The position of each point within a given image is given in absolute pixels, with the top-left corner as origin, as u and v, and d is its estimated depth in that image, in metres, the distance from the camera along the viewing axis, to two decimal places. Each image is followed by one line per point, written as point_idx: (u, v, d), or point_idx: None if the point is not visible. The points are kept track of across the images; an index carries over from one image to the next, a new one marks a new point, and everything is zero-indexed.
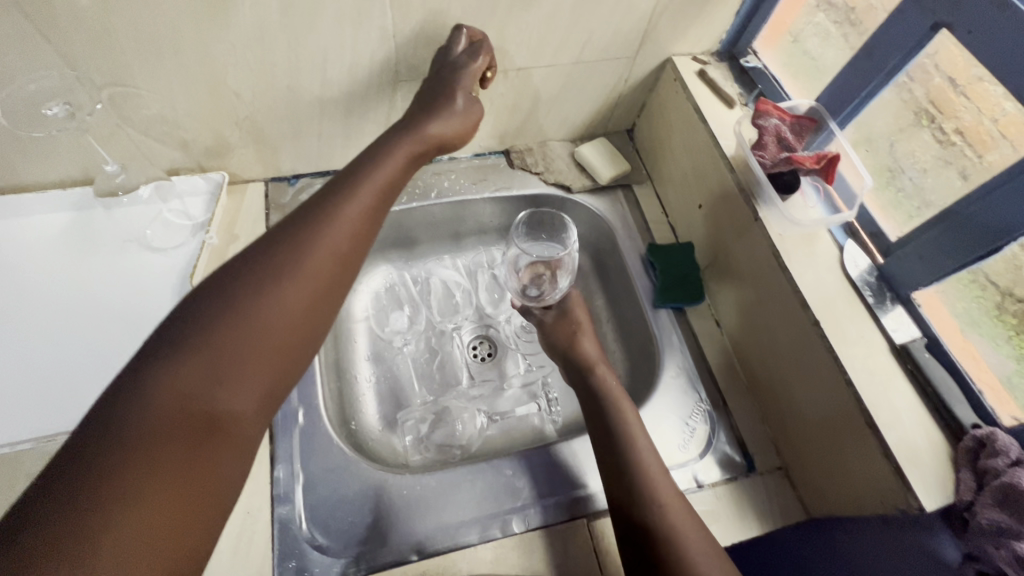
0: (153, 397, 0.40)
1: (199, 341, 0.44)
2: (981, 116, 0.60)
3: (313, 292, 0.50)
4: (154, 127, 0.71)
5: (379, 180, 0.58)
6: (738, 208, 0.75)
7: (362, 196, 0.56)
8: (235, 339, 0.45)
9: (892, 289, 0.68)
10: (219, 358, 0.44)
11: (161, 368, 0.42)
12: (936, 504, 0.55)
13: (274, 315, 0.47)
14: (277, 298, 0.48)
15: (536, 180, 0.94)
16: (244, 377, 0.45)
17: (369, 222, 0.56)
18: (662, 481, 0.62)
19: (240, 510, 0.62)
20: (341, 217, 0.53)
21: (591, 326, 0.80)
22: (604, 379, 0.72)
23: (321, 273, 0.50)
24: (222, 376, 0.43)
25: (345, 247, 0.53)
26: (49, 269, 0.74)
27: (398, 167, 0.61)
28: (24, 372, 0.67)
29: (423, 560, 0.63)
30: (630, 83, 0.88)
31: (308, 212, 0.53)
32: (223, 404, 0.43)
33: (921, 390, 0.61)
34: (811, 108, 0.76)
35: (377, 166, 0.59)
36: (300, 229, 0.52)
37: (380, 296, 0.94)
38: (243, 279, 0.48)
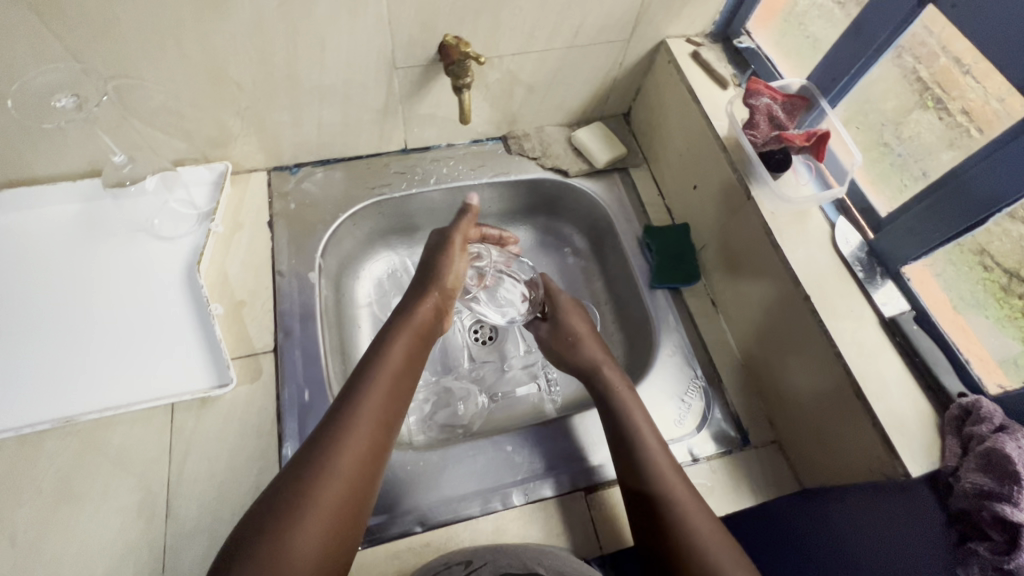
0: (294, 537, 0.51)
1: (313, 493, 0.54)
2: (986, 95, 0.58)
3: (388, 422, 0.62)
4: (158, 118, 0.73)
5: (410, 330, 0.70)
6: (731, 188, 0.76)
7: (398, 347, 0.67)
8: (342, 483, 0.56)
9: (882, 265, 0.69)
10: (338, 498, 0.55)
11: (291, 505, 0.53)
12: (920, 470, 0.57)
13: (363, 457, 0.58)
14: (362, 436, 0.59)
15: (533, 164, 0.95)
16: (359, 493, 0.57)
17: (412, 364, 0.68)
18: (677, 481, 0.63)
19: (252, 486, 0.65)
20: (388, 364, 0.65)
21: (592, 339, 0.80)
22: (610, 377, 0.74)
23: (390, 414, 0.63)
24: (345, 502, 0.56)
25: (400, 383, 0.65)
26: (60, 258, 0.76)
27: (427, 317, 0.73)
28: (41, 357, 0.70)
29: (427, 531, 0.66)
30: (624, 66, 0.89)
31: (357, 376, 0.64)
32: (353, 503, 0.56)
33: (910, 361, 0.63)
34: (803, 87, 0.77)
35: (410, 319, 0.71)
36: (353, 389, 0.62)
37: (382, 281, 0.96)
38: (320, 441, 0.58)
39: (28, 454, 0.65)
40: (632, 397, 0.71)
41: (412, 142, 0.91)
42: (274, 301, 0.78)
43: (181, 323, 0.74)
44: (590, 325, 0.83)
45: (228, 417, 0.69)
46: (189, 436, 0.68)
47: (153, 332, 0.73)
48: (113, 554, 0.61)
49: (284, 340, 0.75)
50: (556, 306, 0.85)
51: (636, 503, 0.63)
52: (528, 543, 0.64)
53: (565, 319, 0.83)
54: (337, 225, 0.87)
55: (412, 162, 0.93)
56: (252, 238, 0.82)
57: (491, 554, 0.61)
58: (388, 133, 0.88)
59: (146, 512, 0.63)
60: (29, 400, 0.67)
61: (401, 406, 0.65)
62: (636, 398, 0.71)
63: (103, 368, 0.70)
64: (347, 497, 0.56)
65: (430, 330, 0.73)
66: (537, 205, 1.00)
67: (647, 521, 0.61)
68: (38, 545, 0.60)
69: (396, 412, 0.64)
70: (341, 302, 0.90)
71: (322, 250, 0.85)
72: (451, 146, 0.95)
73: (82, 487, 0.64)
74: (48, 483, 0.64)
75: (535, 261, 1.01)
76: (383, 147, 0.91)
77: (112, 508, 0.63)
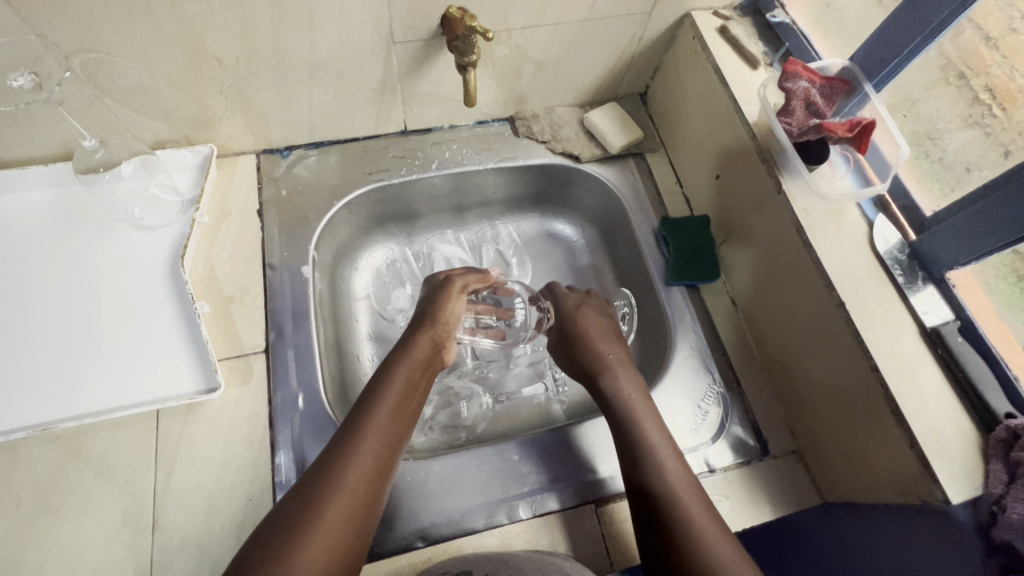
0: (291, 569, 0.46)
1: (309, 529, 0.49)
2: (1013, 72, 0.59)
3: (390, 453, 0.57)
4: (133, 97, 0.67)
5: (413, 362, 0.65)
6: (759, 180, 0.70)
7: (398, 378, 0.62)
8: (338, 515, 0.51)
9: (924, 267, 0.63)
10: (337, 530, 0.50)
11: (286, 538, 0.48)
12: (961, 497, 0.52)
13: (363, 488, 0.53)
14: (362, 466, 0.54)
15: (542, 149, 0.88)
16: (357, 527, 0.52)
17: (414, 395, 0.63)
18: (693, 501, 0.58)
19: (242, 497, 0.62)
20: (390, 392, 0.61)
21: (600, 335, 0.75)
22: (618, 383, 0.69)
23: (391, 444, 0.58)
24: (343, 536, 0.50)
25: (403, 413, 0.60)
26: (35, 249, 0.71)
27: (428, 347, 0.68)
28: (16, 358, 0.65)
29: (429, 546, 0.62)
30: (644, 42, 0.82)
31: (360, 404, 0.59)
32: (351, 537, 0.51)
33: (951, 375, 0.58)
34: (844, 69, 0.70)
35: (410, 351, 0.66)
36: (357, 415, 0.58)
37: (381, 273, 0.90)
38: (319, 472, 0.53)
39: (4, 463, 0.61)
40: (644, 409, 0.66)
41: (412, 122, 0.85)
42: (265, 298, 0.73)
43: (165, 322, 0.69)
44: (603, 318, 0.77)
45: (217, 423, 0.65)
46: (176, 444, 0.64)
47: (136, 332, 0.68)
48: (96, 571, 0.57)
49: (276, 339, 0.71)
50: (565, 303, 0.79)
51: (647, 525, 0.58)
52: (534, 552, 0.60)
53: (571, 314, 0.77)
54: (332, 214, 0.81)
55: (412, 145, 0.86)
56: (240, 228, 0.77)
57: (493, 564, 0.57)
58: (387, 113, 0.81)
59: (130, 525, 0.59)
60: (5, 404, 0.63)
61: (405, 435, 0.60)
62: (647, 408, 0.67)
63: (82, 370, 0.66)
64: (345, 527, 0.51)
65: (433, 362, 0.68)
66: (546, 192, 0.94)
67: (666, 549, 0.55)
68: (15, 560, 0.57)
69: (399, 442, 0.59)
70: (337, 295, 0.84)
71: (315, 241, 0.79)
72: (454, 128, 0.88)
73: (62, 498, 0.60)
74: (26, 494, 0.60)
75: (543, 252, 0.95)
76: (381, 128, 0.84)
77: (94, 521, 0.59)
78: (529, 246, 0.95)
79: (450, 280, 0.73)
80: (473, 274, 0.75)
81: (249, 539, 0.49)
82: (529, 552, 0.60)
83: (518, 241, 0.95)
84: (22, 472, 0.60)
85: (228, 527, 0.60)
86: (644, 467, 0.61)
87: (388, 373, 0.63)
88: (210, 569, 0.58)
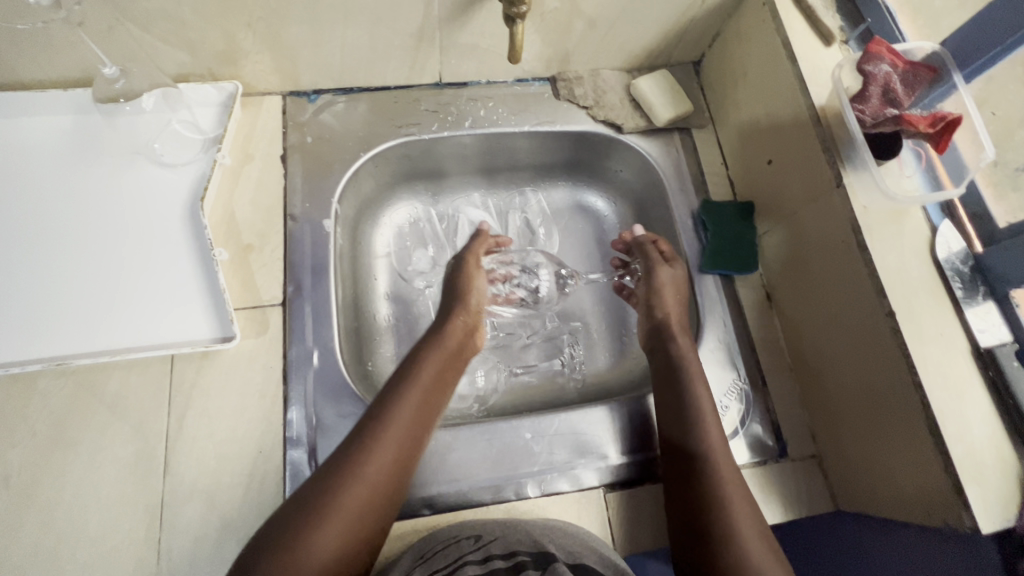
0: (317, 540, 0.50)
1: (333, 505, 0.52)
2: None
3: (418, 438, 0.59)
4: (155, 24, 0.62)
5: (445, 350, 0.67)
6: (815, 170, 0.65)
7: (430, 363, 0.64)
8: (363, 496, 0.53)
9: (987, 282, 0.59)
10: (367, 498, 0.54)
11: (316, 513, 0.51)
12: (992, 526, 0.51)
13: (390, 472, 0.56)
14: (388, 452, 0.56)
15: (583, 114, 0.83)
16: (386, 496, 0.55)
17: (444, 382, 0.64)
18: (745, 514, 0.55)
19: (254, 448, 0.62)
20: (426, 376, 0.63)
21: (675, 299, 0.72)
22: (685, 353, 0.68)
23: (422, 425, 0.60)
24: (364, 514, 0.53)
25: (436, 396, 0.63)
26: (50, 176, 0.68)
27: (458, 335, 0.69)
28: (31, 289, 0.64)
29: (435, 515, 0.62)
30: (708, 5, 0.74)
31: (389, 389, 0.61)
32: (376, 512, 0.54)
33: (999, 400, 0.55)
34: (933, 54, 0.64)
35: (443, 339, 0.68)
36: (386, 400, 0.60)
37: (403, 232, 0.87)
38: (351, 446, 0.56)
39: (20, 392, 0.61)
40: (710, 410, 0.63)
41: (447, 74, 0.80)
42: (285, 250, 0.71)
43: (181, 265, 0.67)
44: (677, 276, 0.74)
45: (230, 374, 0.64)
46: (188, 391, 0.63)
47: (152, 272, 0.67)
48: (107, 504, 0.58)
49: (294, 293, 0.69)
50: (644, 262, 0.76)
51: (686, 523, 0.57)
52: (540, 518, 0.61)
53: (649, 274, 0.75)
54: (357, 167, 0.77)
55: (445, 99, 0.81)
56: (262, 173, 0.74)
57: (502, 528, 0.58)
58: (422, 63, 0.76)
59: (142, 466, 0.60)
60: (22, 333, 0.63)
61: (433, 417, 0.62)
62: (714, 415, 0.63)
63: (97, 306, 0.65)
64: (370, 505, 0.54)
65: (464, 348, 0.70)
66: (580, 161, 0.89)
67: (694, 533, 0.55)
68: (32, 488, 0.58)
69: (428, 425, 0.61)
70: (357, 251, 0.81)
71: (339, 194, 0.75)
72: (491, 84, 0.83)
73: (77, 433, 0.60)
74: (41, 426, 0.60)
75: (573, 224, 0.91)
76: (414, 79, 0.79)
77: (107, 458, 0.59)
78: (558, 217, 0.91)
79: (464, 264, 0.76)
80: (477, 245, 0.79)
81: (288, 503, 0.52)
82: (539, 520, 0.61)
83: (546, 211, 0.91)
84: (35, 404, 0.61)
85: (239, 477, 0.60)
86: (701, 470, 0.58)
87: (414, 362, 0.64)
88: (220, 515, 0.58)
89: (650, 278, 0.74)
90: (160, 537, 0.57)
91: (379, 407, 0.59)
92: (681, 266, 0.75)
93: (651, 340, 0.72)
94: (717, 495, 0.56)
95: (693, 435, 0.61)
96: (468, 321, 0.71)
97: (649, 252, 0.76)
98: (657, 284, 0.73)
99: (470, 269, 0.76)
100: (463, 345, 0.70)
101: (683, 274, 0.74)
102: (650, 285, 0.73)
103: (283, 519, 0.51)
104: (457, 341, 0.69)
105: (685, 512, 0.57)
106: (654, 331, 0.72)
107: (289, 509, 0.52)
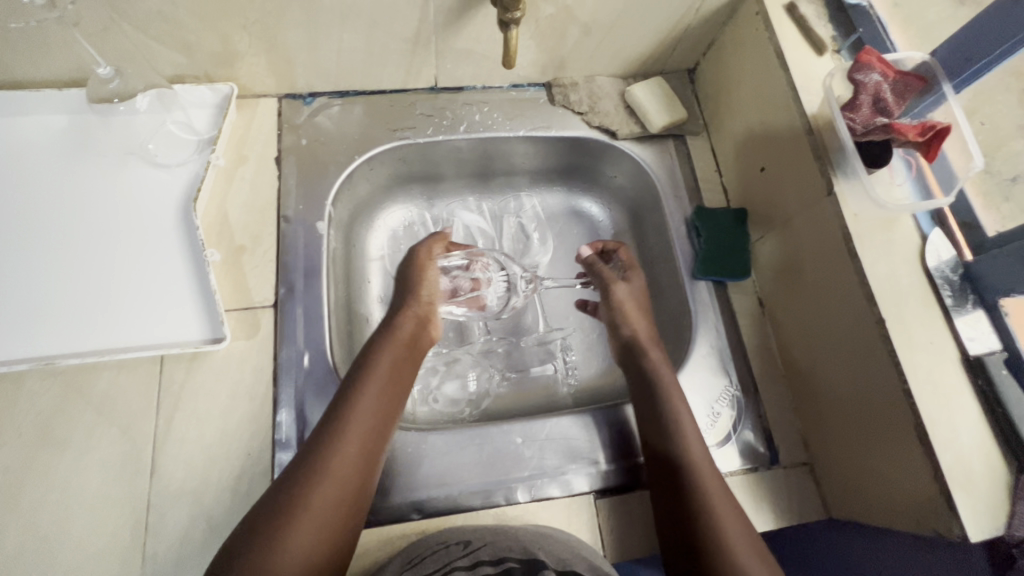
0: (285, 546, 0.49)
1: (297, 511, 0.51)
2: None
3: (376, 433, 0.58)
4: (151, 25, 0.62)
5: (396, 344, 0.65)
6: (808, 178, 0.65)
7: (382, 356, 0.63)
8: (326, 497, 0.52)
9: (977, 291, 0.60)
10: (328, 506, 0.52)
11: (280, 521, 0.50)
12: (982, 536, 0.51)
13: (352, 469, 0.55)
14: (348, 450, 0.55)
15: (578, 120, 0.83)
16: (349, 500, 0.54)
17: (400, 373, 0.64)
18: (734, 529, 0.54)
19: (242, 451, 0.61)
20: (376, 372, 0.61)
21: (638, 313, 0.74)
22: (656, 366, 0.68)
23: (377, 424, 0.58)
24: (332, 515, 0.52)
25: (392, 389, 0.62)
26: (43, 176, 0.68)
27: (411, 326, 0.68)
28: (21, 288, 0.64)
29: (424, 520, 0.61)
30: (703, 13, 0.75)
31: (343, 388, 0.60)
32: (345, 509, 0.53)
33: (988, 408, 0.55)
34: (922, 64, 0.64)
35: (394, 332, 0.66)
36: (341, 399, 0.59)
37: (397, 235, 0.87)
38: (309, 450, 0.55)
39: (8, 392, 0.60)
40: (690, 423, 0.63)
41: (443, 79, 0.80)
42: (278, 251, 0.71)
43: (173, 266, 0.67)
44: (633, 289, 0.76)
45: (221, 376, 0.64)
46: (178, 393, 0.63)
47: (143, 273, 0.66)
48: (92, 507, 0.57)
49: (286, 295, 0.69)
50: (599, 280, 0.79)
51: (672, 533, 0.56)
52: (531, 525, 0.61)
53: (607, 292, 0.76)
54: (352, 170, 0.77)
55: (441, 104, 0.81)
56: (256, 175, 0.74)
57: (492, 535, 0.58)
58: (418, 67, 0.77)
59: (129, 467, 0.59)
60: (11, 332, 0.62)
61: (392, 410, 0.61)
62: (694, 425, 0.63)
63: (87, 306, 0.64)
64: (336, 505, 0.53)
65: (417, 339, 0.69)
66: (575, 166, 0.89)
67: (681, 541, 0.55)
68: (17, 489, 0.57)
69: (386, 419, 0.60)
70: (350, 253, 0.81)
71: (333, 196, 0.75)
72: (487, 89, 0.83)
73: (64, 433, 0.60)
74: (27, 427, 0.59)
75: (566, 229, 0.91)
76: (410, 83, 0.80)
77: (94, 460, 0.59)
78: (553, 222, 0.91)
79: (417, 254, 0.74)
80: (435, 240, 0.77)
81: (248, 517, 0.51)
82: (529, 527, 0.60)
83: (541, 215, 0.91)
84: (23, 403, 0.60)
85: (226, 480, 0.60)
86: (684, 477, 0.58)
87: (364, 358, 0.63)
88: (207, 518, 0.58)
89: (609, 297, 0.76)
90: (145, 540, 0.56)
91: (333, 407, 0.58)
92: (636, 279, 0.77)
93: (621, 356, 0.72)
94: (706, 508, 0.56)
95: (676, 449, 0.61)
96: (422, 313, 0.70)
97: (603, 271, 0.78)
98: (618, 303, 0.75)
99: (422, 262, 0.74)
100: (417, 337, 0.69)
101: (641, 287, 0.77)
102: (611, 305, 0.75)
103: (248, 530, 0.50)
104: (410, 334, 0.67)
105: (671, 525, 0.57)
106: (625, 349, 0.72)
107: (252, 521, 0.51)
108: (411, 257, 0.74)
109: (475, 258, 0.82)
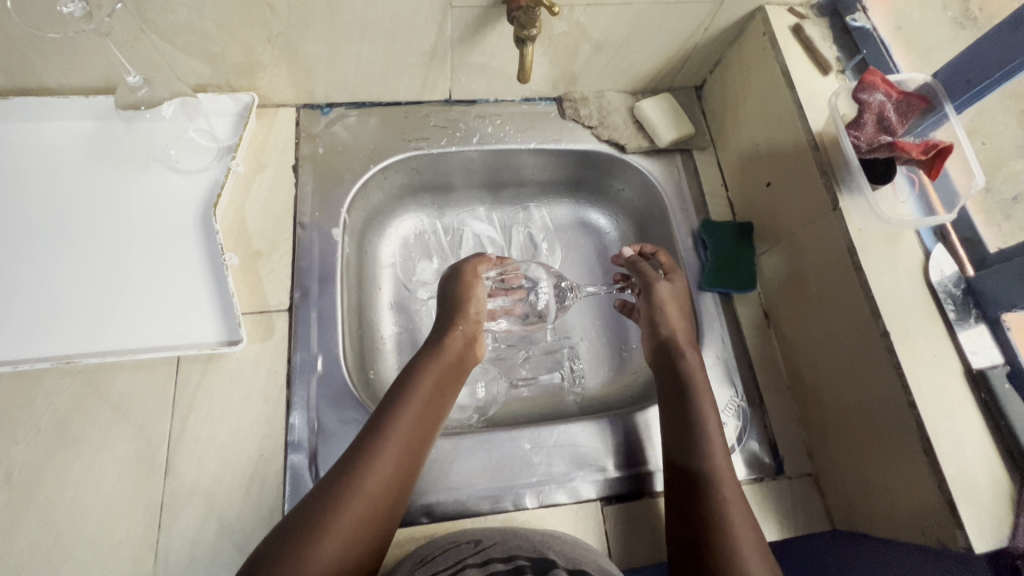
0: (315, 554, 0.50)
1: (330, 518, 0.52)
2: None
3: (414, 450, 0.59)
4: (179, 36, 0.65)
5: (442, 362, 0.66)
6: (814, 193, 0.67)
7: (428, 374, 0.64)
8: (358, 509, 0.53)
9: (979, 306, 0.61)
10: (359, 518, 0.53)
11: (312, 528, 0.51)
12: (985, 546, 0.51)
13: (385, 484, 0.56)
14: (385, 463, 0.56)
15: (588, 134, 0.85)
16: (378, 516, 0.54)
17: (443, 394, 0.64)
18: (747, 541, 0.54)
19: (255, 453, 0.62)
20: (418, 390, 0.62)
21: (678, 312, 0.73)
22: (692, 367, 0.68)
23: (416, 442, 0.59)
24: (361, 528, 0.53)
25: (433, 408, 0.62)
26: (68, 179, 0.70)
27: (459, 345, 0.69)
28: (43, 288, 0.65)
29: (433, 523, 0.62)
30: (711, 32, 0.77)
31: (386, 401, 0.61)
32: (374, 524, 0.54)
33: (991, 421, 0.56)
34: (925, 84, 0.67)
35: (442, 350, 0.67)
36: (383, 414, 0.60)
37: (408, 243, 0.89)
38: (347, 460, 0.56)
39: (27, 390, 0.61)
40: (716, 433, 0.63)
41: (457, 92, 0.82)
42: (294, 256, 0.72)
43: (191, 269, 0.69)
44: (676, 289, 0.74)
45: (236, 377, 0.65)
46: (193, 393, 0.64)
47: (162, 275, 0.68)
48: (108, 504, 0.58)
49: (301, 299, 0.70)
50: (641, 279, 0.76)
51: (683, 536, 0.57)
52: (544, 528, 0.62)
53: (648, 290, 0.74)
54: (367, 178, 0.79)
55: (454, 116, 0.84)
56: (274, 182, 0.76)
57: (501, 534, 0.59)
58: (433, 80, 0.79)
59: (143, 468, 0.60)
60: (30, 332, 0.64)
61: (431, 429, 0.62)
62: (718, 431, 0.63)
63: (106, 307, 0.66)
64: (366, 517, 0.53)
65: (462, 359, 0.69)
66: (584, 179, 0.91)
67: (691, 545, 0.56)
68: (34, 486, 0.58)
69: (425, 437, 0.60)
70: (363, 260, 0.83)
71: (348, 204, 0.77)
72: (500, 102, 0.85)
73: (80, 432, 0.61)
74: (45, 426, 0.60)
75: (574, 240, 0.93)
76: (425, 96, 0.82)
77: (110, 458, 0.60)
78: (560, 233, 0.93)
79: (465, 268, 0.74)
80: (481, 260, 0.76)
81: (281, 520, 0.52)
82: (539, 529, 0.61)
83: (550, 226, 0.93)
84: (40, 402, 0.61)
85: (239, 479, 0.61)
86: (699, 481, 0.59)
87: (412, 376, 0.64)
88: (219, 517, 0.59)
89: (650, 294, 0.74)
90: (158, 538, 0.57)
91: (378, 421, 0.59)
92: (679, 279, 0.75)
93: (655, 354, 0.73)
94: (715, 514, 0.56)
95: (697, 458, 0.61)
96: (468, 334, 0.70)
97: (643, 268, 0.77)
98: (658, 300, 0.73)
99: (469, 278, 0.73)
100: (462, 358, 0.69)
101: (684, 286, 0.75)
102: (651, 303, 0.73)
103: (282, 532, 0.51)
104: (455, 354, 0.68)
105: (683, 538, 0.57)
106: (661, 347, 0.72)
107: (284, 526, 0.52)
108: (458, 271, 0.74)
109: (514, 275, 0.82)
